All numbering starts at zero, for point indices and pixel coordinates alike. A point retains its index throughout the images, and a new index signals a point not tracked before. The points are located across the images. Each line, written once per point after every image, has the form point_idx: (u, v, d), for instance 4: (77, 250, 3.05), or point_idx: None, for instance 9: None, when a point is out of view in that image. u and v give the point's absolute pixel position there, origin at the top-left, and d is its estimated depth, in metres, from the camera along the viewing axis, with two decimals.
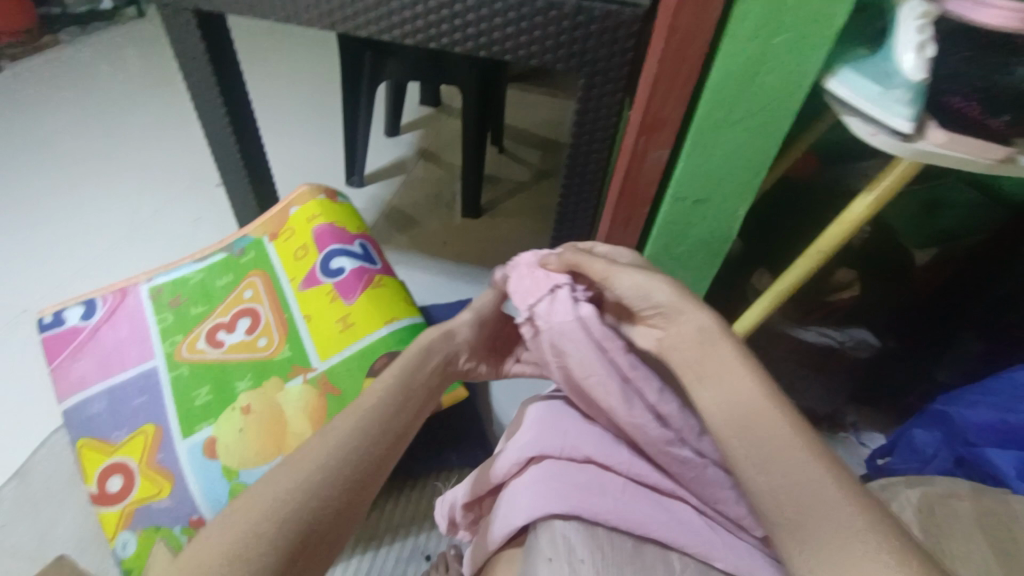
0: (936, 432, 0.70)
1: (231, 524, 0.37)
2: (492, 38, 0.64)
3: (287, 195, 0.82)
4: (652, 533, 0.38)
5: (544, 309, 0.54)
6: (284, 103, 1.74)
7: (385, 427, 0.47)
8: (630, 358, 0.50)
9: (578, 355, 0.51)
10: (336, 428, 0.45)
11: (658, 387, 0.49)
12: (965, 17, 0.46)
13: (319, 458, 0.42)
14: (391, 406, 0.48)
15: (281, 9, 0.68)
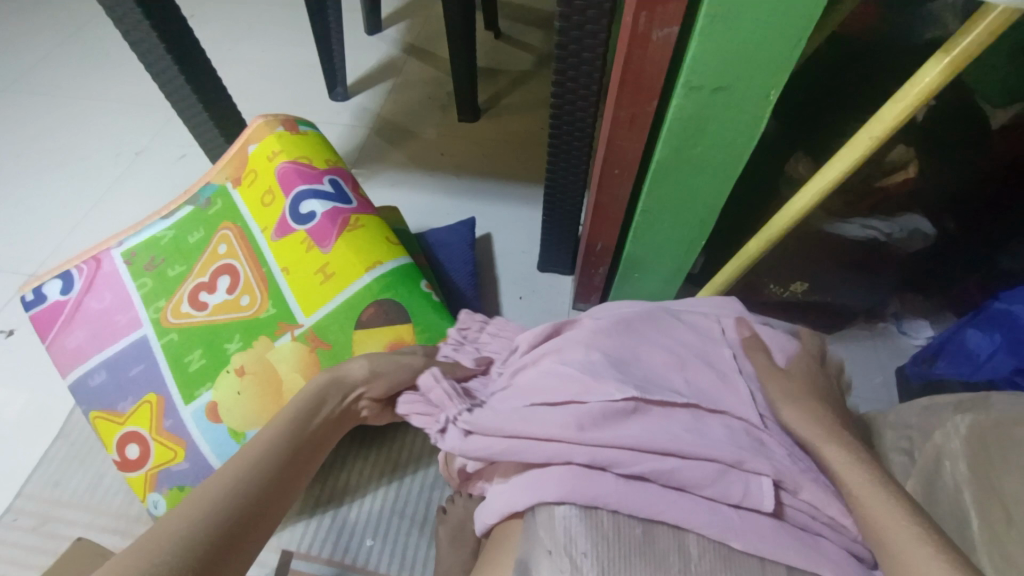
0: (996, 334, 0.62)
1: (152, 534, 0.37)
2: None
3: (243, 132, 0.72)
4: (660, 514, 0.37)
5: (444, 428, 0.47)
6: (247, 11, 1.55)
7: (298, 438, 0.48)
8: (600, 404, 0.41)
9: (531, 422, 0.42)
10: (189, 506, 0.39)
11: (667, 429, 0.41)
12: None
13: (229, 474, 0.43)
14: (258, 484, 0.43)
15: None
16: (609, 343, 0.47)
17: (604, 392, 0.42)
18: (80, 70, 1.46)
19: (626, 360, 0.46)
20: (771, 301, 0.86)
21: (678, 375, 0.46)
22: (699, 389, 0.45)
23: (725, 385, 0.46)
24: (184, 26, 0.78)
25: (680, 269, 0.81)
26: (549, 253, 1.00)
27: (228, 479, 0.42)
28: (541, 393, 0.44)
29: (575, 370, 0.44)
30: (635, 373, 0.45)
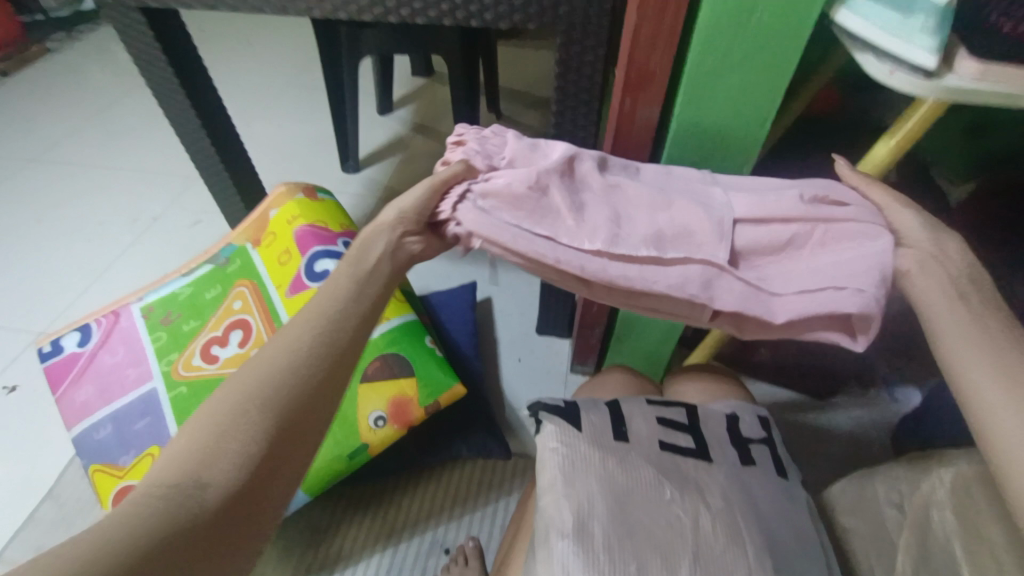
0: None
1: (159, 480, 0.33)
2: (457, 4, 0.62)
3: (265, 198, 0.79)
4: (638, 547, 0.38)
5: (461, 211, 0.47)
6: (270, 93, 1.69)
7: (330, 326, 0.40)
8: (575, 252, 0.46)
9: (524, 242, 0.46)
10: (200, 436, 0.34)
11: (619, 271, 0.47)
12: None
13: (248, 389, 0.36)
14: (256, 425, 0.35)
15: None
16: (592, 188, 0.49)
17: (577, 235, 0.46)
18: (112, 144, 1.58)
19: (605, 205, 0.48)
20: (761, 362, 0.92)
21: (660, 214, 0.48)
22: (677, 225, 0.47)
23: (705, 219, 0.47)
24: (219, 106, 0.88)
25: (673, 330, 0.85)
26: (547, 316, 1.03)
27: (254, 375, 0.37)
28: (530, 207, 0.46)
29: (563, 201, 0.47)
30: (617, 214, 0.48)
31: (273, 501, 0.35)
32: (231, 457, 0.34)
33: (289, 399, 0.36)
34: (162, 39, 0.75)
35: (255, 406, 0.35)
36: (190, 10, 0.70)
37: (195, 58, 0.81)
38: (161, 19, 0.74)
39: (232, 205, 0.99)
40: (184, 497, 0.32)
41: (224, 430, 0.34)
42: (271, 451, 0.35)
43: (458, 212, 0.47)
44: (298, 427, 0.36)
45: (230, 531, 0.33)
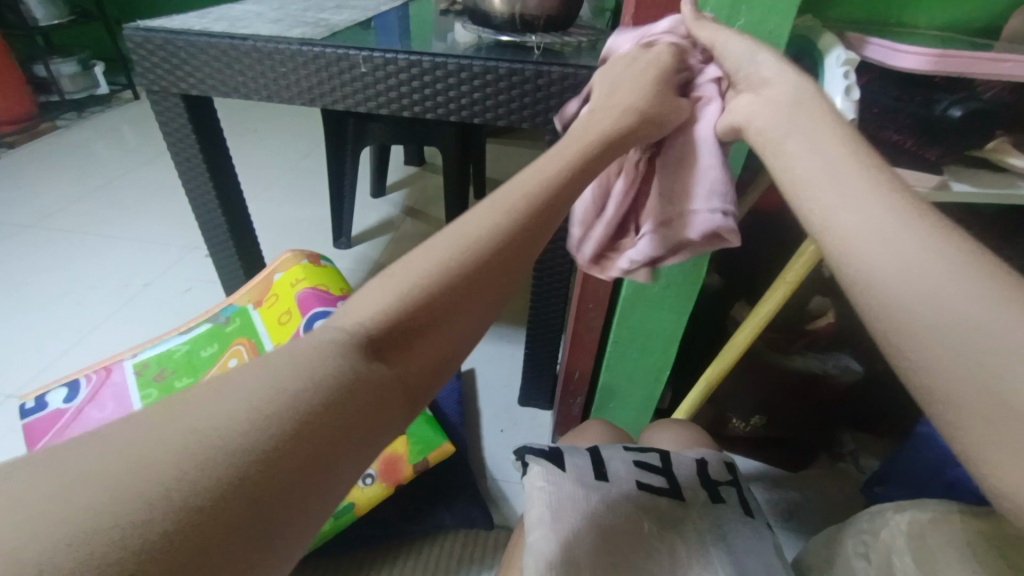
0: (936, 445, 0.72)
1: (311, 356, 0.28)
2: (460, 104, 0.74)
3: (271, 262, 0.84)
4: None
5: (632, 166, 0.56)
6: (271, 174, 1.81)
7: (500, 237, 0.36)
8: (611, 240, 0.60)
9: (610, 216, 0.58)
10: (359, 318, 0.30)
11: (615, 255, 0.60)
12: (885, 62, 0.50)
13: (401, 286, 0.32)
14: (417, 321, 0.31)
15: (261, 88, 0.78)
16: None
17: None
18: (110, 214, 1.63)
19: None
20: (735, 435, 0.95)
21: None
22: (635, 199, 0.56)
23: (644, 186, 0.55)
24: (234, 180, 0.96)
25: (650, 399, 0.90)
26: (530, 386, 1.06)
27: (445, 240, 0.35)
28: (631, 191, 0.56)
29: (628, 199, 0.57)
30: None
31: (438, 363, 0.31)
32: (417, 316, 0.31)
33: (475, 259, 0.34)
34: (193, 121, 0.85)
35: (437, 270, 0.33)
36: (225, 98, 0.80)
37: (219, 138, 0.91)
38: (196, 105, 0.85)
39: (232, 272, 1.04)
40: (367, 341, 0.29)
41: (405, 286, 0.32)
42: (447, 307, 0.32)
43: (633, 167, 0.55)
44: (478, 287, 0.34)
45: (396, 396, 0.29)
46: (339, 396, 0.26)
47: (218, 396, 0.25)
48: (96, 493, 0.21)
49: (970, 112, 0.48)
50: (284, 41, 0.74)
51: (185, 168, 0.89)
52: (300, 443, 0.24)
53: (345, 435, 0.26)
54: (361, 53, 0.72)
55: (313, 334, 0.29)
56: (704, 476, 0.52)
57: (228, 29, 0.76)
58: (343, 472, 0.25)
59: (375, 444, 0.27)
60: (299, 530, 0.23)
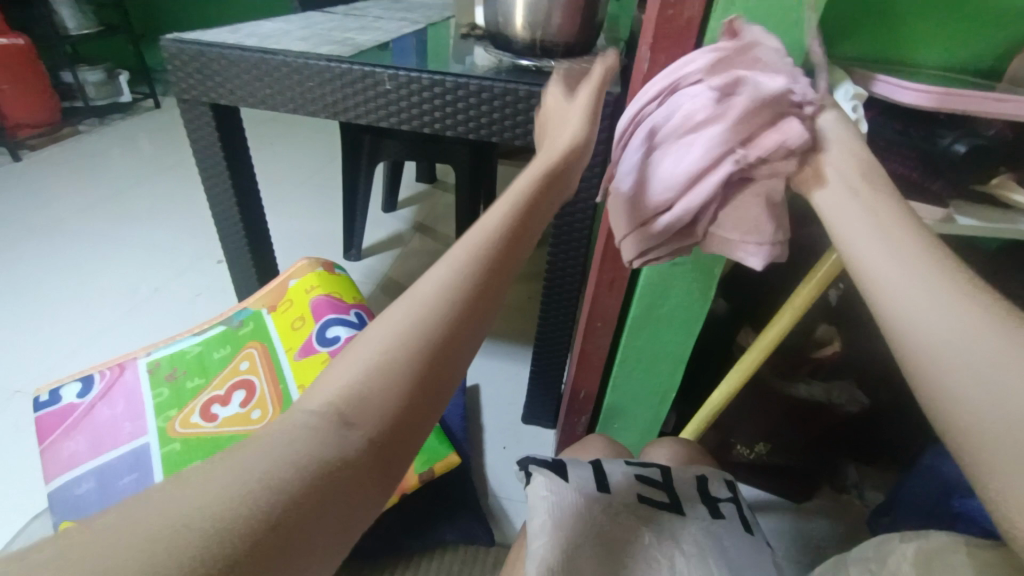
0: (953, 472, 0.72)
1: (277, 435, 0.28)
2: (479, 123, 0.77)
3: (286, 269, 0.86)
4: None
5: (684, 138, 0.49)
6: (286, 186, 1.85)
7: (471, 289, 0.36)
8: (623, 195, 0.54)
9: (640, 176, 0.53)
10: (326, 390, 0.31)
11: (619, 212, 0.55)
12: (891, 97, 0.52)
13: (368, 350, 0.32)
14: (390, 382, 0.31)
15: (287, 101, 0.81)
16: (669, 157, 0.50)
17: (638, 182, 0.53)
18: (126, 219, 1.67)
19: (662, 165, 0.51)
20: (738, 461, 0.95)
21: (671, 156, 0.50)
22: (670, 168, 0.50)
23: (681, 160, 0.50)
24: (254, 188, 0.99)
25: (654, 420, 0.90)
26: (534, 403, 1.07)
27: (408, 300, 0.35)
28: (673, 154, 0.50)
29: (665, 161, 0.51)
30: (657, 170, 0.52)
31: (409, 433, 0.31)
32: (389, 387, 0.31)
33: (439, 318, 0.34)
34: (219, 129, 0.88)
35: (400, 337, 0.33)
36: (252, 109, 0.83)
37: (242, 147, 0.94)
38: (223, 115, 0.88)
39: (245, 278, 1.06)
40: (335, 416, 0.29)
41: (372, 357, 0.32)
42: (418, 373, 0.32)
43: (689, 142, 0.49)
44: (447, 344, 0.33)
45: (372, 463, 0.29)
46: (311, 482, 0.26)
47: (177, 487, 0.26)
48: (70, 573, 0.21)
49: (974, 147, 0.50)
50: (313, 57, 0.77)
51: (208, 175, 0.92)
52: (266, 528, 0.24)
53: (319, 517, 0.26)
54: (386, 71, 0.75)
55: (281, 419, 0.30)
56: (704, 492, 0.53)
57: (260, 45, 0.80)
58: (314, 548, 0.25)
59: (352, 528, 0.27)
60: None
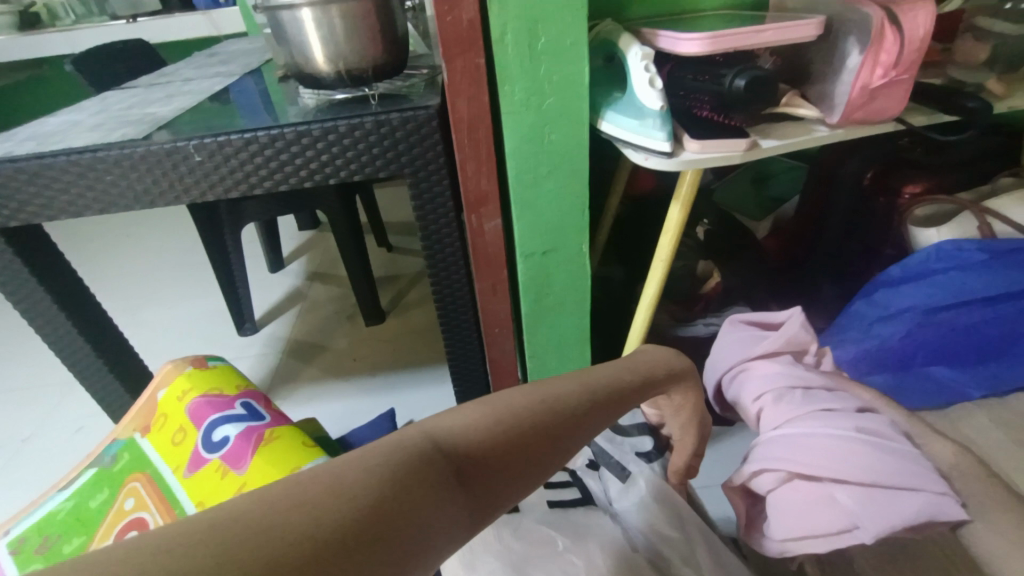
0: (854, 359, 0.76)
1: (348, 482, 0.26)
2: (311, 169, 0.72)
3: (151, 379, 0.77)
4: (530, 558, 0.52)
5: (774, 392, 0.59)
6: (152, 280, 1.68)
7: (579, 411, 0.37)
8: (796, 427, 0.54)
9: (821, 425, 0.53)
10: (419, 439, 0.31)
11: (808, 424, 0.54)
12: (673, 50, 0.55)
13: (476, 415, 0.34)
14: (452, 470, 0.30)
15: (91, 202, 0.72)
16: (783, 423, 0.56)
17: (809, 396, 0.57)
18: None
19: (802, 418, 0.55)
20: None
21: (831, 426, 0.53)
22: (818, 467, 0.50)
23: (822, 458, 0.51)
24: (93, 300, 0.88)
25: None
26: None
27: (523, 398, 0.35)
28: (814, 428, 0.53)
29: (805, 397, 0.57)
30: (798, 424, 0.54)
31: (427, 535, 0.27)
32: (437, 485, 0.29)
33: (514, 435, 0.33)
34: (21, 252, 0.76)
35: (487, 431, 0.33)
36: (50, 221, 0.73)
37: (60, 262, 0.82)
38: (22, 235, 0.77)
39: (117, 398, 0.94)
40: (411, 468, 0.29)
41: (457, 434, 0.32)
42: (491, 467, 0.32)
43: (775, 397, 0.58)
44: (504, 474, 0.32)
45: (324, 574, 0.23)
46: (359, 520, 0.25)
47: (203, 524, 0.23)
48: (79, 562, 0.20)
49: (754, 78, 0.54)
50: (103, 149, 0.68)
51: (27, 304, 0.80)
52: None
53: None
54: (191, 142, 0.69)
55: (323, 474, 0.26)
56: (599, 465, 0.65)
57: (34, 149, 0.70)
58: None
59: None
60: None
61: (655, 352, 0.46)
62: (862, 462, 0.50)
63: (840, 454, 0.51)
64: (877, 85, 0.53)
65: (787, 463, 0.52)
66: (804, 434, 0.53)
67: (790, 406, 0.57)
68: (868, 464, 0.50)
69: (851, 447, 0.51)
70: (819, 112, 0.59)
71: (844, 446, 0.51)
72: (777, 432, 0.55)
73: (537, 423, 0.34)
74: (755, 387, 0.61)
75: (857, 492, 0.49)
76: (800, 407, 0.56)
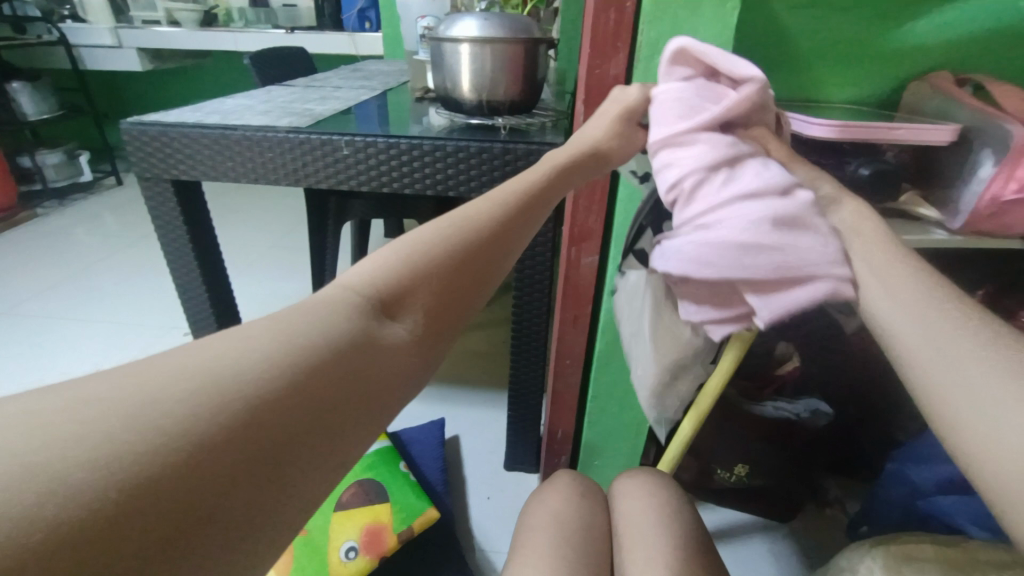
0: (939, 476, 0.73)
1: (243, 350, 0.27)
2: (435, 178, 0.80)
3: None
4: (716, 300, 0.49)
5: (696, 184, 0.45)
6: (253, 253, 1.85)
7: (504, 223, 0.41)
8: (712, 225, 0.44)
9: (738, 229, 0.43)
10: (331, 296, 0.32)
11: (725, 224, 0.44)
12: (800, 132, 0.57)
13: (386, 257, 0.36)
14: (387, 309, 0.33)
15: (249, 172, 0.83)
16: (696, 217, 0.46)
17: (738, 180, 0.44)
18: (85, 296, 1.61)
19: (714, 211, 0.45)
20: (722, 488, 0.94)
21: (750, 232, 0.43)
22: (715, 267, 0.44)
23: (726, 261, 0.44)
24: (218, 257, 1.00)
25: (634, 453, 0.90)
26: (514, 449, 1.04)
27: (434, 231, 0.38)
28: (729, 233, 0.43)
29: (730, 193, 0.44)
30: (713, 223, 0.44)
31: (380, 364, 0.31)
32: (367, 323, 0.32)
33: (461, 254, 0.37)
34: (180, 202, 0.89)
35: (430, 254, 0.36)
36: (212, 181, 0.85)
37: (205, 218, 0.95)
38: (185, 190, 0.90)
39: None
40: (328, 322, 0.30)
41: (402, 270, 0.35)
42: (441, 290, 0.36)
43: (699, 194, 0.45)
44: (459, 283, 0.37)
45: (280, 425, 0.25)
46: (293, 379, 0.27)
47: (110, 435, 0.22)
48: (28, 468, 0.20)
49: (878, 171, 0.57)
50: (272, 130, 0.80)
51: (170, 247, 0.92)
52: (229, 454, 0.23)
53: (282, 437, 0.25)
54: (344, 137, 0.79)
55: (214, 361, 0.26)
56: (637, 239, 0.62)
57: (219, 121, 0.83)
58: (292, 468, 0.25)
59: (321, 458, 0.26)
60: (294, 492, 0.25)
61: (573, 148, 0.50)
62: (772, 271, 0.43)
63: (751, 259, 0.43)
64: (1008, 199, 0.54)
65: (681, 267, 0.47)
66: (713, 238, 0.44)
67: (711, 196, 0.45)
68: (765, 264, 0.43)
69: (759, 249, 0.43)
70: (940, 216, 0.59)
71: (748, 244, 0.43)
72: (697, 229, 0.46)
73: (461, 241, 0.38)
74: (694, 166, 0.45)
75: (762, 288, 0.45)
76: (717, 203, 0.44)
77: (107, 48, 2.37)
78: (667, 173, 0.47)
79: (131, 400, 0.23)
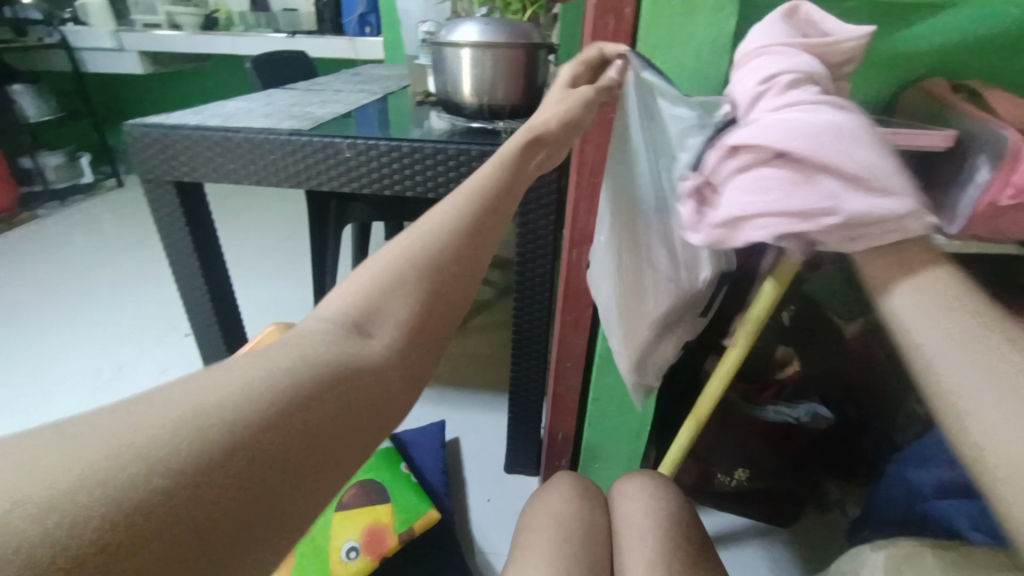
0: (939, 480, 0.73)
1: (213, 385, 0.27)
2: (437, 182, 0.80)
3: (254, 335, 0.86)
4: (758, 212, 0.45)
5: (789, 84, 0.44)
6: (253, 256, 1.85)
7: (476, 223, 0.40)
8: (804, 110, 0.42)
9: (833, 119, 0.41)
10: (310, 325, 0.33)
11: (821, 111, 0.41)
12: None
13: (363, 278, 0.35)
14: (367, 331, 0.33)
15: (252, 174, 0.84)
16: (785, 108, 0.43)
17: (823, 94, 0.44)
18: (85, 298, 1.61)
19: (803, 105, 0.42)
20: (721, 491, 0.94)
21: (840, 123, 0.41)
22: (810, 142, 0.40)
23: (820, 138, 0.40)
24: (219, 259, 1.00)
25: (634, 456, 0.91)
26: (514, 451, 1.04)
27: (407, 243, 0.37)
28: (821, 115, 0.41)
29: (820, 94, 0.43)
30: (807, 107, 0.42)
31: (363, 385, 0.31)
32: (348, 348, 0.32)
33: (436, 258, 0.37)
34: (183, 204, 0.90)
35: (405, 260, 0.36)
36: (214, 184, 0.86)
37: (207, 220, 0.95)
38: (187, 191, 0.90)
39: (212, 349, 1.04)
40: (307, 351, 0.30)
41: (377, 289, 0.35)
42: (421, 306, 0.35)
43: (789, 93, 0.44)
44: (441, 293, 0.36)
45: (259, 459, 0.25)
46: (271, 413, 0.27)
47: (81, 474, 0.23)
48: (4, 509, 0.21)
49: None
50: (274, 133, 0.81)
51: (172, 249, 0.93)
52: (207, 492, 0.24)
53: (264, 472, 0.25)
54: (346, 140, 0.80)
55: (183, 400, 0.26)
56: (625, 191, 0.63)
57: (222, 124, 0.84)
58: (279, 501, 0.26)
59: (306, 487, 0.27)
60: (285, 525, 0.26)
61: (535, 131, 0.48)
62: (864, 162, 0.40)
63: (844, 142, 0.40)
64: (1004, 204, 0.55)
65: (770, 137, 0.41)
66: (808, 121, 0.41)
67: (800, 93, 0.43)
68: (858, 157, 0.40)
69: (852, 139, 0.40)
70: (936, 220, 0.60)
71: (843, 133, 0.40)
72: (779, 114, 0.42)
73: (435, 248, 0.37)
74: (783, 71, 0.44)
75: (844, 177, 0.40)
76: (810, 98, 0.43)
77: (109, 51, 2.38)
78: (759, 72, 0.46)
79: (109, 439, 0.24)
